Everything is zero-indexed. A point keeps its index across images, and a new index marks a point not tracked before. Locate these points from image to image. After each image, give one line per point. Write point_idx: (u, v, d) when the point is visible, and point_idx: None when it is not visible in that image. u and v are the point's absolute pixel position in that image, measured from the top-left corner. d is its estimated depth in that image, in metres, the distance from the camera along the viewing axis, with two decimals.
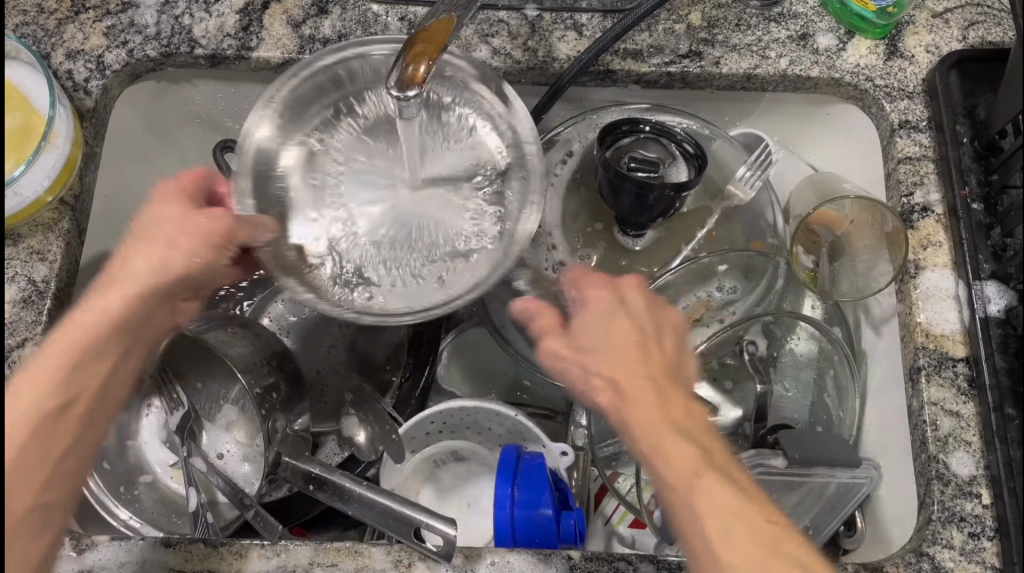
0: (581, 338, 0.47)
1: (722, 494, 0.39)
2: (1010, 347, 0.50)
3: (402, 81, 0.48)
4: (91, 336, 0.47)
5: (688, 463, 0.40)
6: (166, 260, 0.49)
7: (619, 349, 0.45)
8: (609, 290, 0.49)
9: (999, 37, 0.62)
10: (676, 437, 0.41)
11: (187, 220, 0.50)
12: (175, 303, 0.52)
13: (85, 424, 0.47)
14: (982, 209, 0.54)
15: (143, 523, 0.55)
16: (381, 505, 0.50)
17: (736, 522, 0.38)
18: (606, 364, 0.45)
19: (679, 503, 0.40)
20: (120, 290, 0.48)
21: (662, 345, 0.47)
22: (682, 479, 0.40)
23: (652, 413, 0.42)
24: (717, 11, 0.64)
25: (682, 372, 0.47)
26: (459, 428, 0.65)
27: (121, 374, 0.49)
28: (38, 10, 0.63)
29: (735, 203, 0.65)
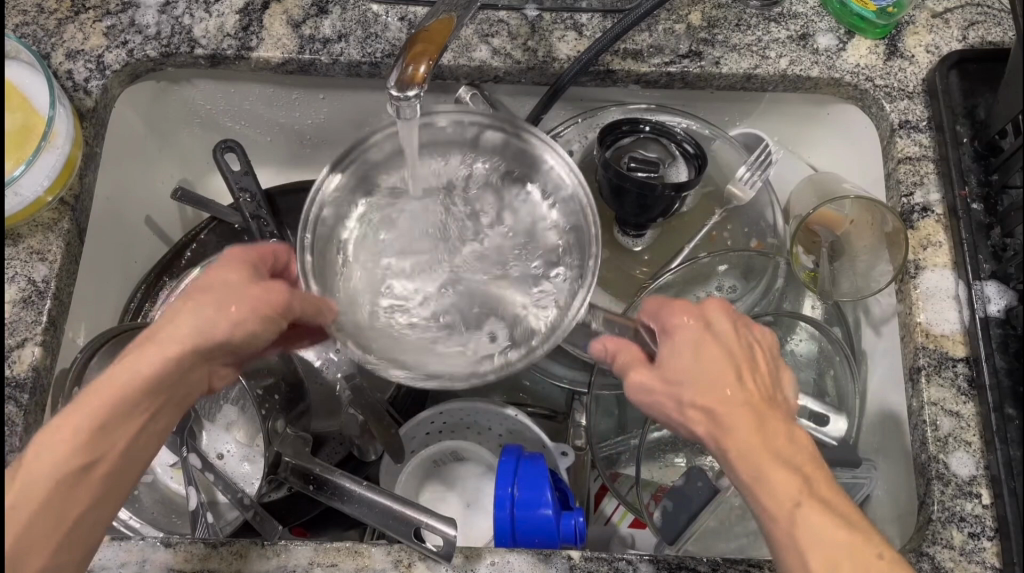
0: (671, 365, 0.45)
1: (826, 529, 0.38)
2: (1010, 347, 0.50)
3: (402, 81, 0.48)
4: (135, 387, 0.42)
5: (790, 491, 0.40)
6: (200, 336, 0.44)
7: (715, 376, 0.44)
8: (705, 310, 0.47)
9: (999, 37, 0.62)
10: (780, 468, 0.41)
11: (242, 290, 0.46)
12: (215, 366, 0.47)
13: (108, 486, 0.42)
14: (982, 209, 0.54)
15: (143, 523, 0.55)
16: (381, 504, 0.50)
17: (845, 560, 0.38)
18: (698, 389, 0.44)
19: (780, 535, 0.40)
20: (163, 348, 0.43)
21: (759, 371, 0.45)
22: (783, 509, 0.40)
23: (749, 442, 0.42)
24: (717, 11, 0.64)
25: (783, 396, 0.46)
26: (459, 428, 0.65)
27: (152, 436, 0.44)
28: (38, 10, 0.63)
29: (736, 203, 0.65)
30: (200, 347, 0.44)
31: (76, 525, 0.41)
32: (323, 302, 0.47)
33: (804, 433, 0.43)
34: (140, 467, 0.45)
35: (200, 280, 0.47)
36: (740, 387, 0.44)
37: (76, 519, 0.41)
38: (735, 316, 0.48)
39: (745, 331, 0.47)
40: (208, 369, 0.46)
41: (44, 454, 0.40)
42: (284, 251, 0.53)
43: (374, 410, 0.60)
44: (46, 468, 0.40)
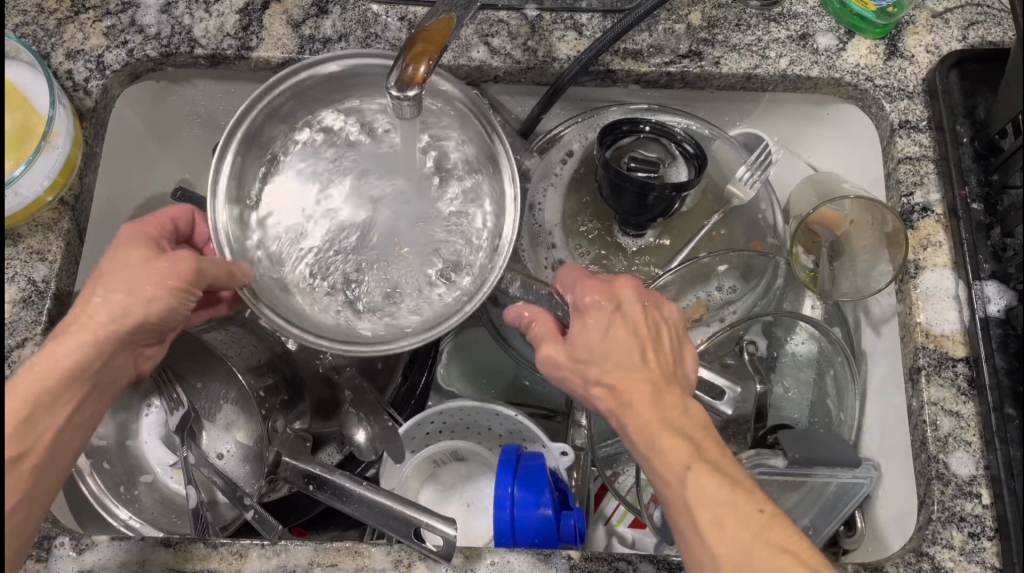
0: (586, 343, 0.46)
1: (710, 487, 0.39)
2: (1010, 347, 0.50)
3: (402, 81, 0.48)
4: (59, 371, 0.45)
5: (679, 455, 0.41)
6: (125, 317, 0.47)
7: (618, 352, 0.45)
8: (625, 287, 0.48)
9: (999, 36, 0.62)
10: (670, 432, 0.41)
11: (149, 267, 0.48)
12: (137, 349, 0.50)
13: (42, 469, 0.45)
14: (982, 209, 0.54)
15: (143, 524, 0.56)
16: (381, 505, 0.50)
17: (732, 517, 0.38)
18: (600, 367, 0.45)
19: (671, 497, 0.40)
20: (75, 337, 0.46)
21: (659, 346, 0.46)
22: (673, 473, 0.40)
23: (645, 413, 0.42)
24: (717, 10, 0.64)
25: (681, 371, 0.47)
26: (459, 428, 0.65)
27: (77, 423, 0.47)
28: (37, 10, 0.63)
29: (735, 203, 0.65)
30: (112, 335, 0.47)
31: (32, 504, 0.44)
32: (235, 266, 0.48)
33: (698, 406, 0.44)
34: (75, 448, 0.48)
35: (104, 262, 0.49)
36: (619, 365, 0.44)
37: (17, 502, 0.43)
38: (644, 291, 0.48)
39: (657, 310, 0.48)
40: (128, 354, 0.50)
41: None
42: (186, 214, 0.55)
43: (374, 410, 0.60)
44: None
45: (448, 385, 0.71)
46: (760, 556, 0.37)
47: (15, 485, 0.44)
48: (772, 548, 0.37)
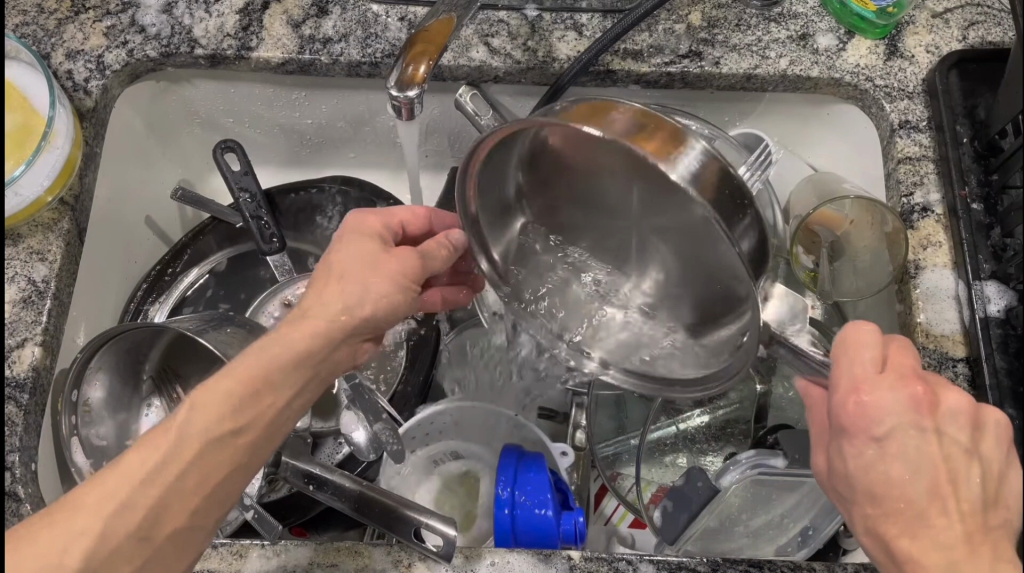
0: (855, 472, 0.39)
1: None
2: (1010, 347, 0.50)
3: (402, 81, 0.49)
4: (281, 360, 0.42)
5: None
6: (357, 311, 0.44)
7: (905, 497, 0.38)
8: (904, 389, 0.39)
9: (999, 36, 0.62)
10: None
11: (379, 259, 0.46)
12: (357, 342, 0.46)
13: (252, 452, 0.42)
14: (982, 209, 0.54)
15: None
16: (381, 505, 0.50)
17: None
18: (893, 513, 0.38)
19: None
20: (305, 327, 0.43)
21: (965, 491, 0.38)
22: None
23: None
24: (717, 10, 0.64)
25: (991, 519, 0.39)
26: (460, 428, 0.65)
27: (293, 407, 0.44)
28: (38, 10, 0.63)
29: (735, 204, 0.64)
30: (342, 327, 0.44)
31: (219, 488, 0.41)
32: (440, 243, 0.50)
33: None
34: (283, 433, 0.44)
35: (342, 242, 0.47)
36: (923, 519, 0.38)
37: (219, 482, 0.41)
38: (935, 394, 0.40)
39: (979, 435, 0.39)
40: (355, 342, 0.46)
41: (203, 413, 0.40)
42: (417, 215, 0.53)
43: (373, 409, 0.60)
44: (198, 431, 0.40)
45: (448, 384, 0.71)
46: None
47: (216, 469, 0.40)
48: None
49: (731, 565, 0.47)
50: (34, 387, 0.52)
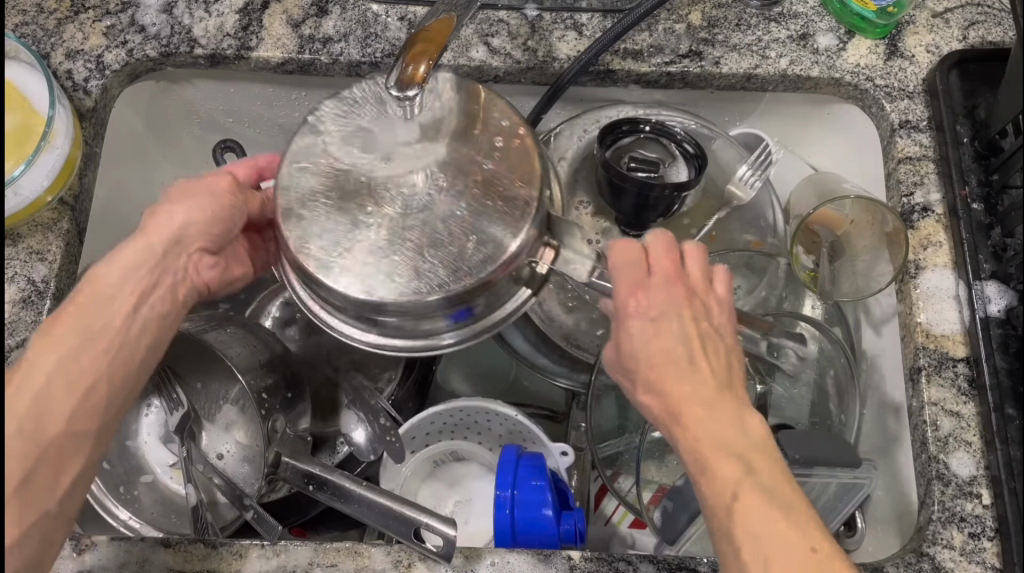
0: (633, 353, 0.43)
1: (767, 519, 0.35)
2: (1010, 347, 0.50)
3: (402, 81, 0.48)
4: (102, 278, 0.44)
5: (732, 483, 0.36)
6: (184, 230, 0.46)
7: (669, 360, 0.41)
8: (670, 287, 0.44)
9: (999, 36, 0.62)
10: (720, 453, 0.37)
11: (197, 180, 0.48)
12: (198, 253, 0.48)
13: (120, 356, 0.43)
14: (982, 209, 0.54)
15: (143, 524, 0.55)
16: (380, 506, 0.50)
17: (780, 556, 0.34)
18: (662, 373, 0.41)
19: (721, 531, 0.36)
20: (132, 244, 0.45)
21: (712, 353, 0.42)
22: (722, 506, 0.36)
23: (697, 429, 0.38)
24: (717, 10, 0.64)
25: (739, 385, 0.42)
26: (459, 428, 0.65)
27: (149, 317, 0.45)
28: (37, 10, 0.63)
29: (735, 203, 0.65)
30: (162, 239, 0.46)
31: (92, 393, 0.41)
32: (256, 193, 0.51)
33: (761, 425, 0.39)
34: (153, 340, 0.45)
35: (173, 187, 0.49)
36: (676, 377, 0.40)
37: (91, 387, 0.41)
38: (693, 290, 0.45)
39: (665, 302, 0.43)
40: (187, 255, 0.47)
41: (58, 331, 0.42)
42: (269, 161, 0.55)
43: (372, 409, 0.60)
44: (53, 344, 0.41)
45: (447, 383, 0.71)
46: None
47: (83, 374, 0.41)
48: None
49: None
50: None
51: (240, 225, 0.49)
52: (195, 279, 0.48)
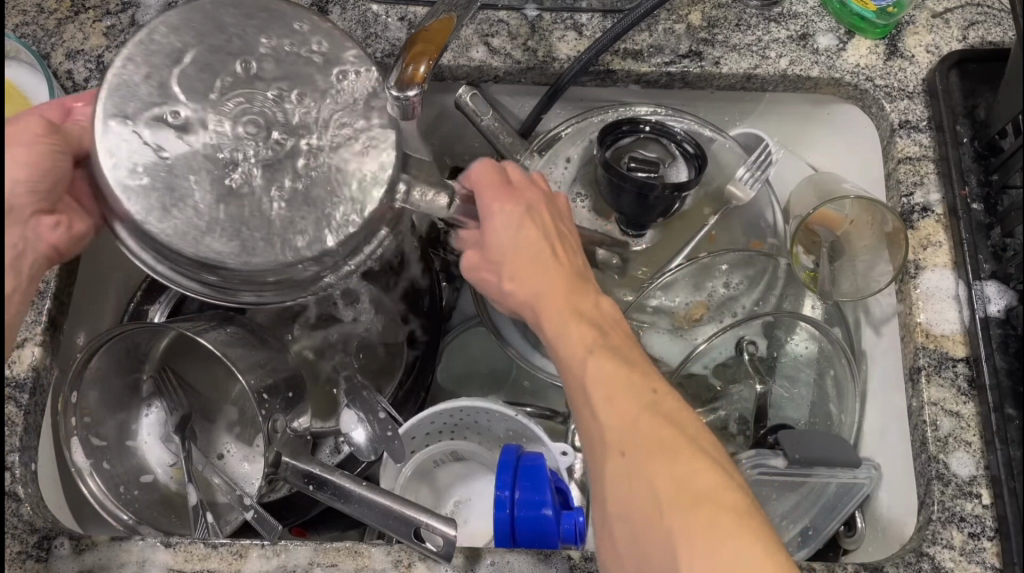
0: (496, 245, 0.47)
1: (608, 367, 0.41)
2: (1010, 347, 0.50)
3: (402, 81, 0.48)
4: None
5: (584, 341, 0.43)
6: (11, 199, 0.45)
7: (532, 252, 0.46)
8: (530, 195, 0.49)
9: (999, 37, 0.62)
10: (576, 321, 0.44)
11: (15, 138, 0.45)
12: (31, 220, 0.46)
13: None
14: (982, 209, 0.54)
15: (141, 523, 0.54)
16: (380, 506, 0.50)
17: (623, 391, 0.40)
18: (520, 262, 0.46)
19: (573, 384, 0.42)
20: None
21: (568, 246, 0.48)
22: (576, 355, 0.42)
23: (557, 304, 0.45)
24: (717, 10, 0.64)
25: (586, 270, 0.48)
26: (459, 428, 0.64)
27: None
28: (38, 10, 0.63)
29: (736, 204, 0.65)
30: None
31: None
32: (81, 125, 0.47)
33: (616, 312, 0.46)
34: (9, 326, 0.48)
35: None
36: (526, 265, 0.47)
37: None
38: (549, 198, 0.50)
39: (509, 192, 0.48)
40: (20, 222, 0.46)
41: None
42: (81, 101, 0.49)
43: (372, 408, 0.60)
44: None
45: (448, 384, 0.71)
46: (648, 456, 0.37)
47: None
48: (661, 451, 0.38)
49: None
50: (34, 387, 0.52)
51: (68, 168, 0.47)
52: (37, 244, 0.47)
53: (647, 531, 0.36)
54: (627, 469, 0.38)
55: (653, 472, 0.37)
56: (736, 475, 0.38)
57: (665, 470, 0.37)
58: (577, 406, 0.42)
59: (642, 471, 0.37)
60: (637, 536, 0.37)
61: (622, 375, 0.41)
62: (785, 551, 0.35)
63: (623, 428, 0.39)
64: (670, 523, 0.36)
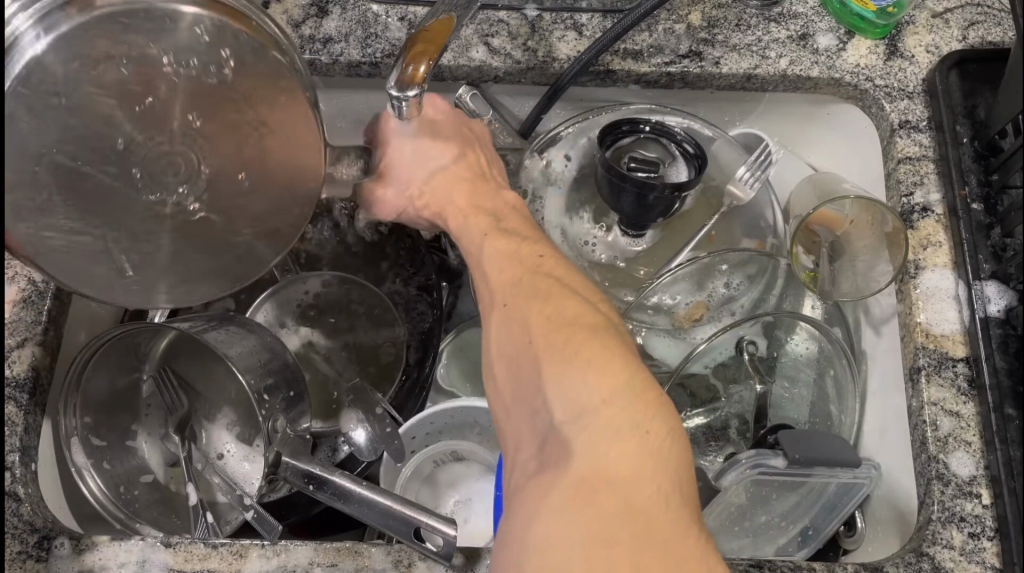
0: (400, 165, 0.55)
1: (498, 243, 0.48)
2: (1010, 347, 0.50)
3: (402, 81, 0.49)
4: None
5: (479, 229, 0.50)
6: None
7: (439, 163, 0.54)
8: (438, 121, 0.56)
9: (999, 36, 0.62)
10: (476, 214, 0.51)
11: None
12: None
13: None
14: (982, 209, 0.54)
15: (143, 524, 0.55)
16: (379, 506, 0.49)
17: (513, 258, 0.46)
18: (423, 176, 0.54)
19: (474, 264, 0.49)
20: None
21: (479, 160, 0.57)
22: (475, 240, 0.49)
23: (461, 204, 0.53)
24: (717, 10, 0.64)
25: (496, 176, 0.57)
26: (459, 428, 0.64)
27: None
28: None
29: (735, 203, 0.65)
30: None
31: None
32: None
33: (512, 197, 0.54)
34: None
35: None
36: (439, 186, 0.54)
37: None
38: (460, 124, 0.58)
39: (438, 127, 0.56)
40: None
41: None
42: None
43: (373, 408, 0.60)
44: None
45: (448, 384, 0.71)
46: (526, 299, 0.42)
47: None
48: (536, 295, 0.42)
49: (734, 564, 0.47)
50: (34, 387, 0.52)
51: None
52: None
53: (521, 363, 0.40)
54: (506, 316, 0.42)
55: (524, 309, 0.41)
56: (609, 314, 0.41)
57: (536, 307, 0.41)
58: (478, 285, 0.47)
59: (517, 314, 0.41)
60: (516, 372, 0.40)
61: (513, 253, 0.46)
62: (643, 366, 0.37)
63: (509, 288, 0.44)
64: (538, 347, 0.39)
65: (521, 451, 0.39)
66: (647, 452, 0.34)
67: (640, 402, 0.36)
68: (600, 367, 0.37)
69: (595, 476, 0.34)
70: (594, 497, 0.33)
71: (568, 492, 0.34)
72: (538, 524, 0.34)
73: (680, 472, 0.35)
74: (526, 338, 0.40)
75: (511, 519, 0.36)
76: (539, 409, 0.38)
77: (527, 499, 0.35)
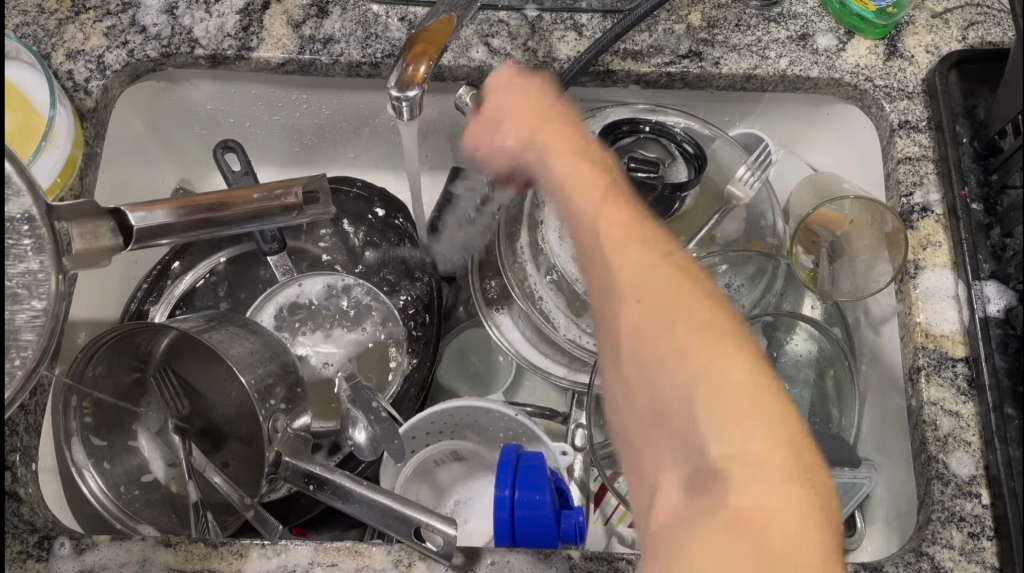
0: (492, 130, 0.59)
1: (613, 228, 0.47)
2: (1010, 347, 0.50)
3: (402, 81, 0.49)
4: None
5: (615, 211, 0.48)
6: None
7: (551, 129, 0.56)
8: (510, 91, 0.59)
9: (999, 37, 0.62)
10: (614, 205, 0.49)
11: None
12: None
13: None
14: (982, 209, 0.54)
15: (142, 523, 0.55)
16: (380, 505, 0.49)
17: (639, 242, 0.46)
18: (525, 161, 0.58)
19: (595, 270, 0.46)
20: None
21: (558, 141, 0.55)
22: (591, 244, 0.48)
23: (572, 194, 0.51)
24: (717, 10, 0.64)
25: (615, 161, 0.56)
26: (459, 428, 0.64)
27: None
28: (38, 10, 0.63)
29: (735, 203, 0.64)
30: None
31: None
32: None
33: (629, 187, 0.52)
34: None
35: None
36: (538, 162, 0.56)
37: None
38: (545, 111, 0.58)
39: (526, 111, 0.58)
40: None
41: None
42: None
43: (372, 408, 0.60)
44: None
45: (447, 383, 0.71)
46: (665, 308, 0.41)
47: None
48: (675, 302, 0.41)
49: None
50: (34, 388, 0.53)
51: None
52: None
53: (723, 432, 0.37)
54: (636, 308, 0.42)
55: (665, 312, 0.41)
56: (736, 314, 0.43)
57: (677, 311, 0.41)
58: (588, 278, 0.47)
59: (661, 316, 0.41)
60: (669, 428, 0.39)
61: (608, 226, 0.47)
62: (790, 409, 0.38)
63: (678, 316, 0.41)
64: (687, 359, 0.39)
65: (664, 486, 0.38)
66: (796, 487, 0.35)
67: (787, 452, 0.36)
68: (756, 418, 0.37)
69: (756, 513, 0.35)
70: (756, 531, 0.34)
71: (744, 539, 0.34)
72: (694, 553, 0.34)
73: (829, 531, 0.35)
74: (654, 362, 0.40)
75: (657, 549, 0.36)
76: (690, 449, 0.38)
77: (675, 525, 0.36)
